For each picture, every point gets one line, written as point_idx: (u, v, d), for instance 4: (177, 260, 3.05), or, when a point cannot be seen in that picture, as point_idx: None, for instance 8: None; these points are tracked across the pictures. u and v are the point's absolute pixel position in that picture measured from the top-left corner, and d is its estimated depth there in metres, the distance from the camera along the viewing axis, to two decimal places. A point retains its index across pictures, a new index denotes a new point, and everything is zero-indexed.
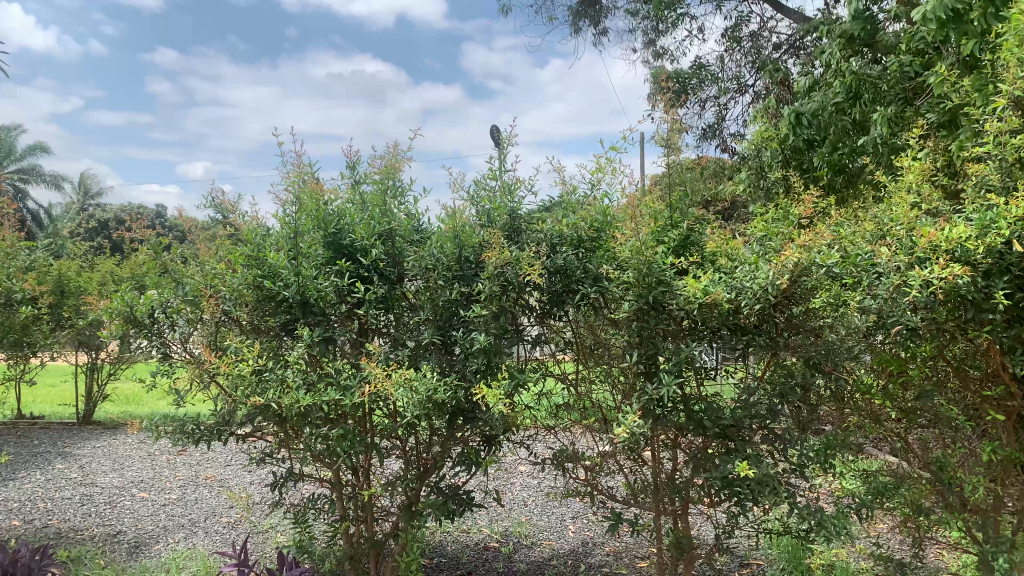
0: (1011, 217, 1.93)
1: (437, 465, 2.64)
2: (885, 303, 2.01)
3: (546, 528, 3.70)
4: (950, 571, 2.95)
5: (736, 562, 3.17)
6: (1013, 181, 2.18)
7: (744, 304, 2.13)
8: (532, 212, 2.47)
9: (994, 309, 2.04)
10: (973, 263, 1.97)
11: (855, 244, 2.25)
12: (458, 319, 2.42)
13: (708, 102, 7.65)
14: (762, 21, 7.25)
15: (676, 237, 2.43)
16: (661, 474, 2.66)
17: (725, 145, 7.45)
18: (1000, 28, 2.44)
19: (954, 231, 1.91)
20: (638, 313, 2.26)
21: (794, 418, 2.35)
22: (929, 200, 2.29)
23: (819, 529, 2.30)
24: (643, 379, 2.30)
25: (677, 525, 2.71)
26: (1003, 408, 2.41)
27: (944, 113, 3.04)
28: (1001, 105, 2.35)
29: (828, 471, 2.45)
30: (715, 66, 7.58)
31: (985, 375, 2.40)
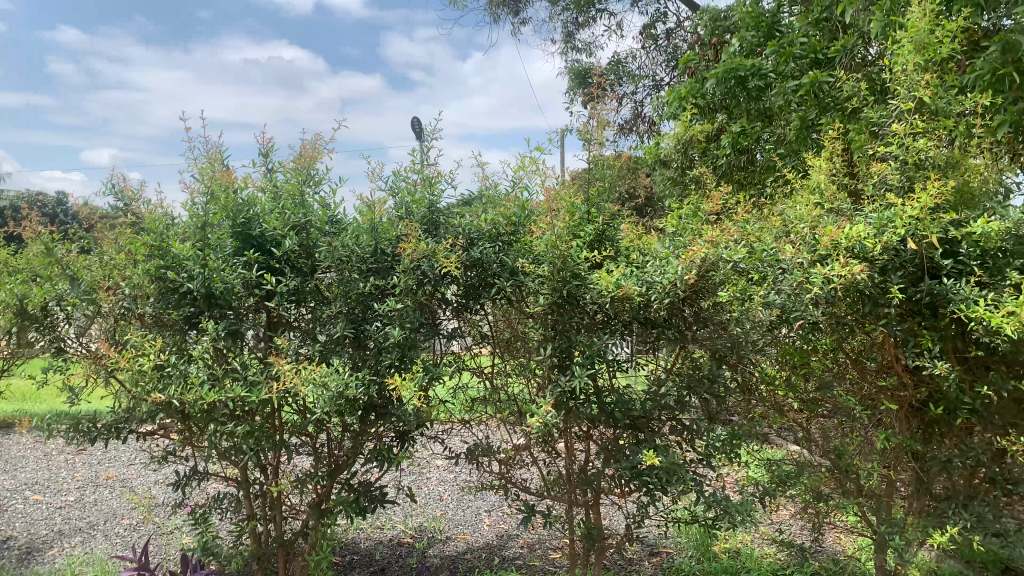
0: (907, 216, 2.02)
1: (348, 462, 2.61)
2: (789, 298, 2.13)
3: (460, 522, 3.69)
4: (846, 553, 3.08)
5: (646, 550, 3.23)
6: (909, 183, 2.26)
7: (654, 298, 2.20)
8: (453, 208, 2.44)
9: (889, 303, 2.14)
10: (871, 259, 2.09)
11: (760, 240, 2.32)
12: (371, 312, 2.40)
13: (626, 98, 7.79)
14: (678, 20, 7.41)
15: (593, 232, 2.50)
16: (574, 464, 2.71)
17: (640, 142, 7.59)
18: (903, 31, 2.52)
19: (855, 229, 2.03)
20: (555, 307, 2.33)
21: (701, 409, 2.44)
22: (832, 199, 2.33)
23: (724, 515, 2.42)
24: (557, 372, 2.36)
25: (589, 516, 2.76)
26: (896, 398, 2.48)
27: (848, 113, 3.15)
28: (899, 108, 2.45)
29: (734, 460, 2.53)
30: (631, 65, 7.70)
31: (880, 367, 2.45)
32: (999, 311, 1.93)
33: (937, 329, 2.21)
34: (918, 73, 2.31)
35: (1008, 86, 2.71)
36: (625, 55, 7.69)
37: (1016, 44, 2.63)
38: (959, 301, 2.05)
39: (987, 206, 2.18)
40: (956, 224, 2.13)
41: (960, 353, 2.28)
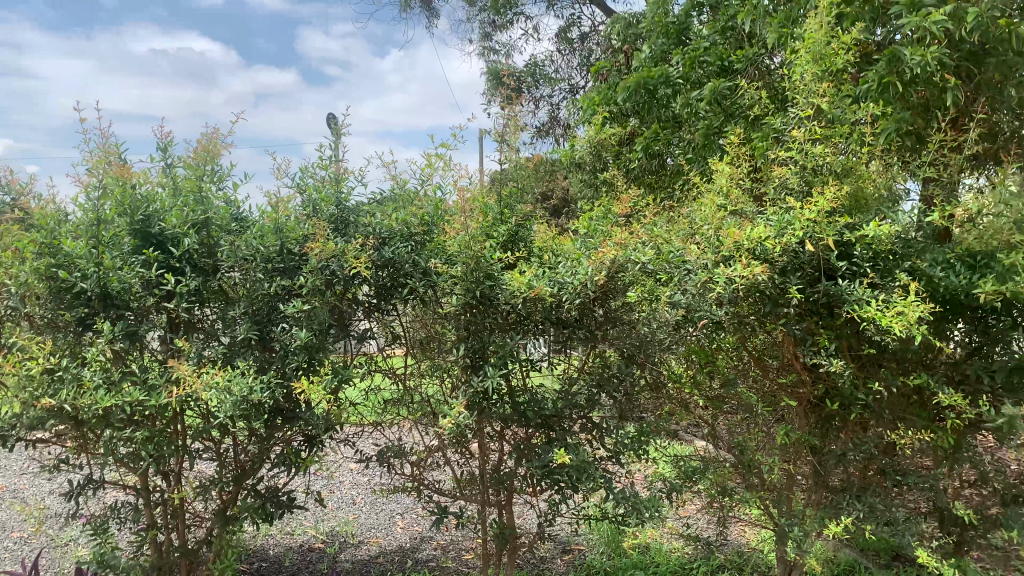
0: (805, 219, 2.10)
1: (255, 467, 2.54)
2: (694, 298, 2.18)
3: (373, 525, 3.64)
4: (750, 545, 3.18)
5: (559, 548, 3.26)
6: (808, 187, 2.35)
7: (565, 298, 2.24)
8: (362, 205, 2.43)
9: (788, 303, 2.21)
10: (772, 260, 2.16)
11: (668, 242, 2.37)
12: (277, 313, 2.34)
13: (542, 100, 7.86)
14: (594, 24, 7.52)
15: (505, 232, 2.50)
16: (487, 465, 2.71)
17: (556, 144, 7.67)
18: (803, 41, 2.62)
19: (756, 231, 2.10)
20: (467, 307, 2.30)
21: (611, 408, 2.48)
22: (736, 202, 2.40)
23: (632, 511, 2.47)
24: (469, 372, 2.35)
25: (501, 516, 2.76)
26: (795, 395, 2.57)
27: (753, 120, 3.26)
28: (798, 116, 2.54)
29: (642, 457, 2.58)
30: (547, 67, 7.76)
31: (782, 365, 2.53)
32: (889, 311, 2.03)
33: (833, 328, 2.30)
34: (816, 82, 2.41)
35: (897, 97, 2.84)
36: (541, 58, 7.73)
37: (905, 58, 2.77)
38: (854, 302, 2.13)
39: (878, 211, 2.29)
40: (850, 227, 2.22)
41: (854, 352, 2.39)
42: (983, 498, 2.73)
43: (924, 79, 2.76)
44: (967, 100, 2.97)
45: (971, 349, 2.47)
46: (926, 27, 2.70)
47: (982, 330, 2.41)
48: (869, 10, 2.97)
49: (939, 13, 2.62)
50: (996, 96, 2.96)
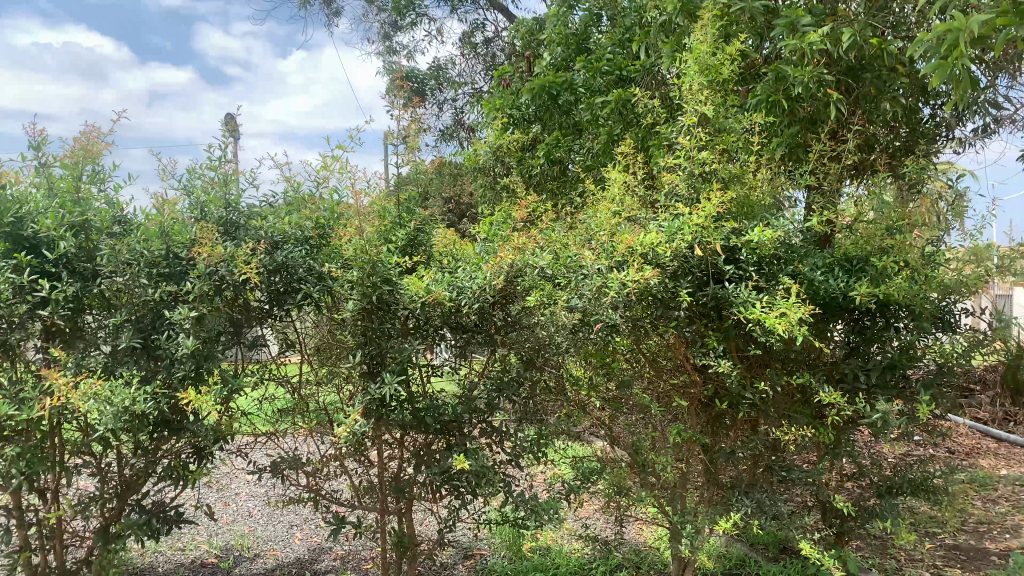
0: (694, 224, 2.18)
1: (140, 482, 2.42)
2: (590, 302, 2.21)
3: (270, 537, 3.54)
4: (647, 543, 3.26)
5: (461, 554, 3.25)
6: (696, 194, 2.41)
7: (464, 303, 2.24)
8: (253, 208, 2.34)
9: (678, 307, 2.28)
10: (662, 265, 2.21)
11: (565, 247, 2.40)
12: (162, 321, 2.23)
13: (446, 104, 7.85)
14: (497, 29, 7.56)
15: (404, 236, 2.46)
16: (386, 473, 2.67)
17: (460, 148, 7.67)
18: (691, 52, 2.69)
19: (647, 237, 2.15)
20: (363, 313, 2.26)
21: (511, 411, 2.48)
22: (629, 208, 2.45)
23: (532, 515, 2.49)
24: (367, 379, 2.32)
25: (401, 524, 2.73)
26: (687, 395, 2.63)
27: (647, 128, 3.34)
28: (686, 124, 2.62)
29: (542, 460, 2.60)
30: (450, 71, 7.74)
31: (674, 366, 2.59)
32: (772, 312, 2.11)
33: (722, 330, 2.38)
34: (703, 92, 2.48)
35: (784, 111, 3.00)
36: (445, 61, 7.72)
37: (787, 73, 2.91)
38: (740, 304, 2.22)
39: (762, 218, 2.40)
40: (735, 232, 2.31)
41: (740, 352, 2.48)
42: (861, 490, 2.88)
43: (808, 96, 2.93)
44: (846, 113, 3.13)
45: (849, 348, 2.61)
46: (805, 45, 2.86)
47: (858, 330, 2.56)
48: (752, 29, 3.16)
49: (814, 35, 2.84)
50: (871, 111, 3.14)
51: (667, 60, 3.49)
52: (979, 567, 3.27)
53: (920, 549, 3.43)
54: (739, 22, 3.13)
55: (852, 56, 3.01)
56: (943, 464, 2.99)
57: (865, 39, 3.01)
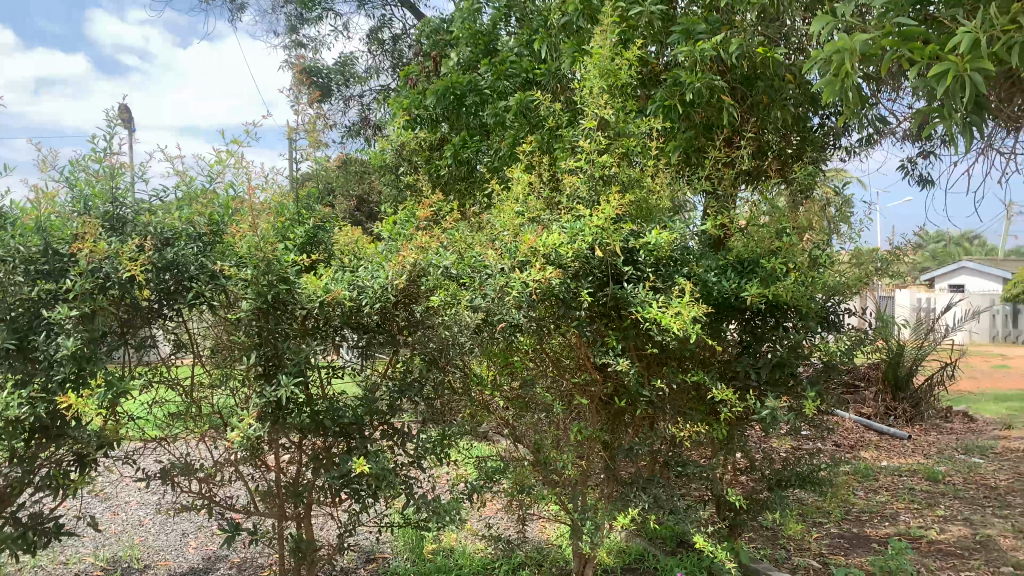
0: (595, 226, 2.21)
1: (15, 493, 2.27)
2: (493, 302, 2.19)
3: (162, 547, 3.39)
4: (550, 541, 3.28)
5: (363, 557, 3.20)
6: (597, 196, 2.45)
7: (364, 303, 2.21)
8: (142, 201, 2.24)
9: (580, 307, 2.29)
10: (565, 266, 2.23)
11: (468, 247, 2.39)
12: (40, 321, 2.10)
13: (352, 100, 7.72)
14: (405, 26, 7.49)
15: (302, 234, 2.41)
16: (284, 477, 2.60)
17: (366, 146, 7.57)
18: (593, 54, 2.73)
19: (550, 237, 2.17)
20: (259, 314, 2.20)
21: (412, 412, 2.46)
22: (533, 209, 2.46)
23: (433, 517, 2.47)
24: (262, 382, 2.24)
25: (300, 529, 2.66)
26: (587, 393, 2.67)
27: (552, 129, 3.37)
28: (587, 126, 2.65)
29: (445, 461, 2.57)
30: (356, 66, 7.57)
31: (577, 365, 2.61)
32: (668, 311, 2.17)
33: (621, 329, 2.43)
34: (601, 95, 2.54)
35: (681, 117, 3.10)
36: (351, 55, 7.54)
37: (683, 80, 3.00)
38: (638, 304, 2.27)
39: (660, 220, 2.45)
40: (634, 234, 2.36)
41: (639, 351, 2.52)
42: (754, 483, 2.98)
43: (703, 102, 3.05)
44: (740, 120, 3.25)
45: (742, 347, 2.70)
46: (698, 53, 2.99)
47: (749, 328, 2.66)
48: (649, 35, 3.27)
49: (706, 42, 2.98)
50: (763, 118, 3.26)
51: (570, 64, 3.57)
52: (861, 554, 3.44)
53: (808, 539, 3.58)
54: (637, 27, 3.22)
55: (742, 64, 3.17)
56: (829, 458, 3.13)
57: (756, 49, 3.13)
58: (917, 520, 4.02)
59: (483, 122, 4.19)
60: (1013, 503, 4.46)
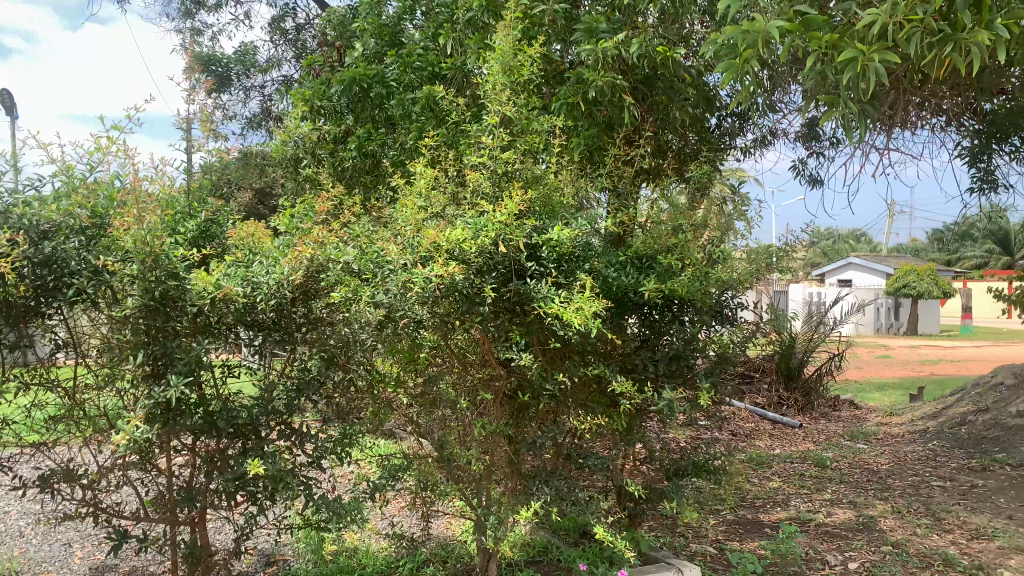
0: (498, 221, 2.21)
1: None
2: (396, 298, 2.17)
3: (44, 559, 3.21)
4: (454, 538, 3.28)
5: (262, 561, 3.15)
6: (499, 192, 2.44)
7: (259, 300, 2.14)
8: (16, 191, 2.11)
9: (484, 302, 2.28)
10: (468, 261, 2.23)
11: (369, 242, 2.35)
12: None
13: (253, 90, 7.49)
14: (309, 17, 7.32)
15: (194, 228, 2.33)
16: (175, 481, 2.50)
17: (268, 138, 7.36)
18: (497, 49, 2.73)
19: (453, 233, 2.16)
20: (146, 312, 2.10)
21: (311, 411, 2.40)
22: (435, 204, 2.43)
23: (333, 517, 2.41)
24: (150, 382, 2.16)
25: (193, 535, 2.57)
26: (491, 388, 2.65)
27: (455, 123, 3.34)
28: (490, 122, 2.64)
29: (345, 460, 2.52)
30: (258, 56, 7.34)
31: (481, 360, 2.59)
32: (570, 306, 2.19)
33: (525, 324, 2.43)
34: (504, 91, 2.53)
35: (584, 115, 3.13)
36: (252, 44, 7.31)
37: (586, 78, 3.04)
38: (541, 300, 2.28)
39: (562, 217, 2.47)
40: (537, 230, 2.37)
41: (542, 346, 2.54)
42: (654, 474, 3.05)
43: (606, 100, 3.09)
44: (641, 119, 3.31)
45: (641, 340, 2.75)
46: (601, 52, 3.03)
47: (648, 322, 2.73)
48: (555, 32, 3.29)
49: (610, 40, 3.02)
50: (663, 118, 3.34)
51: (475, 58, 3.56)
52: (754, 539, 3.58)
53: (705, 527, 3.69)
54: (542, 24, 3.25)
55: (644, 65, 3.23)
56: (724, 447, 3.23)
57: (656, 48, 3.20)
58: (806, 505, 4.21)
59: (388, 115, 4.12)
60: (893, 485, 4.73)
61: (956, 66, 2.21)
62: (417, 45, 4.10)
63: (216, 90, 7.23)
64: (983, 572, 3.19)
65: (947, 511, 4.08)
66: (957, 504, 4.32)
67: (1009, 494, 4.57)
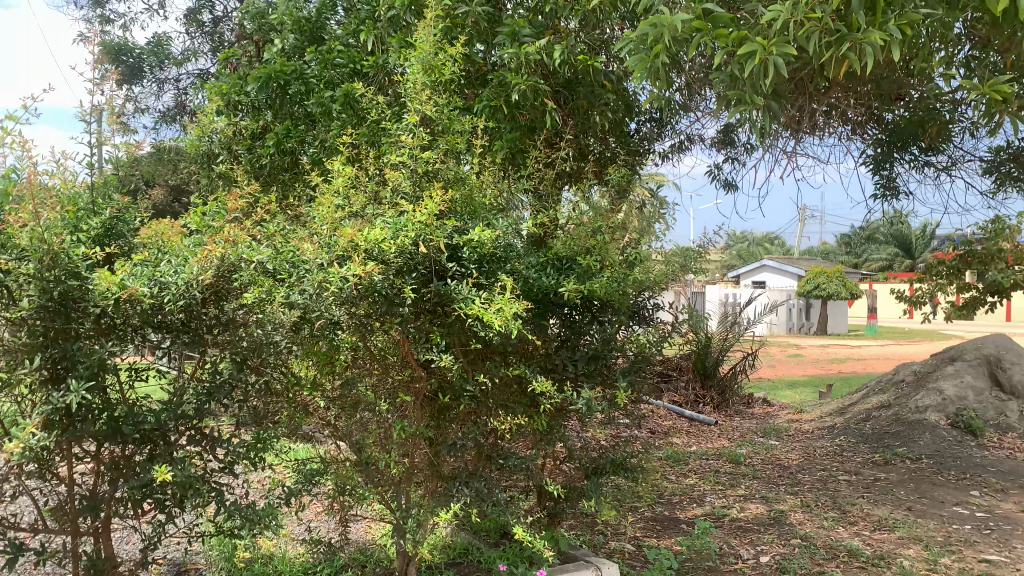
0: (418, 221, 2.18)
1: None
2: (311, 298, 2.15)
3: None
4: (374, 541, 3.24)
5: (174, 570, 3.06)
6: (420, 192, 2.42)
7: (166, 300, 2.05)
8: None
9: (403, 303, 2.26)
10: (387, 261, 2.20)
11: (285, 242, 2.29)
12: None
13: (167, 83, 7.23)
14: (227, 9, 7.11)
15: (98, 225, 2.23)
16: (78, 490, 2.38)
17: (182, 133, 7.12)
18: (417, 48, 2.70)
19: (372, 232, 2.12)
20: (43, 313, 1.99)
21: (223, 415, 2.33)
22: (354, 203, 2.39)
23: (246, 525, 2.35)
24: (48, 387, 2.03)
25: (97, 546, 2.45)
26: (410, 390, 2.62)
27: (375, 121, 3.29)
28: (410, 120, 2.61)
29: (259, 465, 2.45)
30: (172, 47, 7.09)
31: (401, 362, 2.56)
32: (490, 308, 2.18)
33: (446, 325, 2.41)
34: (425, 91, 2.51)
35: (507, 117, 3.14)
36: (166, 36, 7.06)
37: (508, 81, 3.05)
38: (462, 301, 2.26)
39: (484, 218, 2.46)
40: (458, 230, 2.36)
41: (463, 347, 2.53)
42: (573, 473, 3.08)
43: (528, 103, 3.11)
44: (562, 122, 3.34)
45: (561, 340, 2.77)
46: (523, 55, 3.05)
47: (568, 322, 2.75)
48: (477, 33, 3.29)
49: (531, 44, 3.03)
50: (584, 122, 3.37)
51: (397, 57, 3.52)
52: (671, 535, 3.66)
53: (624, 524, 3.75)
54: (464, 26, 3.24)
55: (565, 70, 3.26)
56: (642, 446, 3.29)
57: (577, 53, 3.23)
58: (721, 500, 4.33)
59: (308, 112, 4.01)
60: (802, 480, 4.91)
61: (852, 64, 2.29)
62: (338, 42, 4.03)
63: (127, 82, 6.95)
64: (884, 562, 3.34)
65: (852, 504, 4.26)
66: (862, 496, 4.51)
67: (908, 486, 4.80)
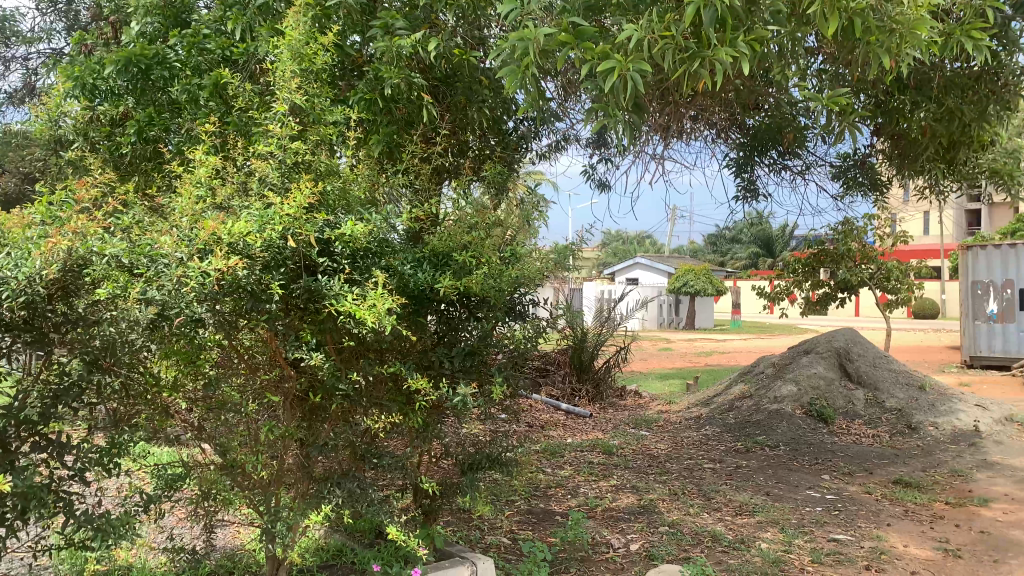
0: (286, 215, 2.11)
1: None
2: (169, 295, 2.00)
3: None
4: (242, 547, 3.12)
5: None
6: (288, 185, 2.34)
7: (5, 297, 1.88)
8: None
9: (271, 299, 2.18)
10: (253, 256, 2.12)
11: (141, 234, 2.16)
12: None
13: (13, 62, 6.68)
14: None
15: None
16: None
17: (30, 116, 6.59)
18: (285, 36, 2.60)
19: (236, 225, 2.03)
20: None
21: (72, 419, 2.18)
22: (217, 195, 2.28)
23: (99, 535, 2.20)
24: None
25: None
26: (280, 390, 2.56)
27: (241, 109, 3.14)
28: (277, 110, 2.51)
29: (113, 472, 2.30)
30: (20, 24, 6.55)
31: (270, 360, 2.47)
32: (363, 304, 2.13)
33: (316, 321, 2.35)
34: (293, 80, 2.42)
35: (382, 110, 3.08)
36: (11, 11, 6.51)
37: (382, 74, 2.99)
38: (333, 297, 2.21)
39: (356, 212, 2.41)
40: (330, 225, 2.30)
41: (335, 344, 2.48)
42: (449, 470, 3.08)
43: (403, 97, 3.07)
44: (438, 117, 3.31)
45: (437, 337, 2.76)
46: (396, 48, 3.00)
47: (443, 319, 2.74)
48: (350, 24, 3.21)
49: (405, 37, 2.99)
50: (461, 118, 3.36)
51: (266, 44, 3.39)
52: (546, 527, 3.72)
53: (500, 518, 3.78)
54: (337, 17, 3.16)
55: (440, 65, 3.24)
56: (517, 440, 3.32)
57: (453, 49, 3.22)
58: (594, 491, 4.44)
59: (171, 98, 3.80)
60: (670, 469, 5.10)
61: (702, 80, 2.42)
62: (203, 26, 3.83)
63: None
64: (744, 544, 3.53)
65: (715, 491, 4.46)
66: (725, 483, 4.73)
67: (767, 472, 5.09)
